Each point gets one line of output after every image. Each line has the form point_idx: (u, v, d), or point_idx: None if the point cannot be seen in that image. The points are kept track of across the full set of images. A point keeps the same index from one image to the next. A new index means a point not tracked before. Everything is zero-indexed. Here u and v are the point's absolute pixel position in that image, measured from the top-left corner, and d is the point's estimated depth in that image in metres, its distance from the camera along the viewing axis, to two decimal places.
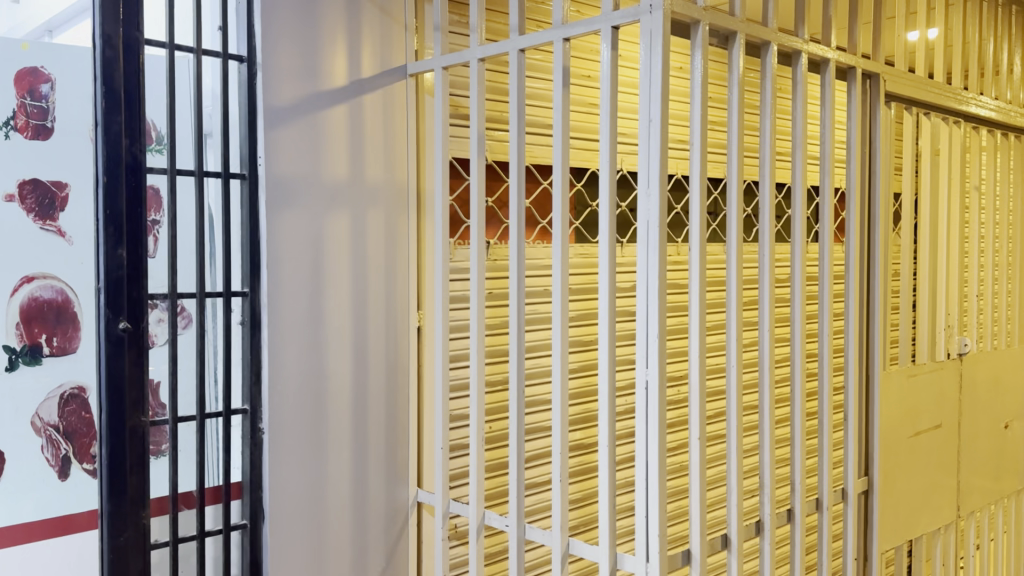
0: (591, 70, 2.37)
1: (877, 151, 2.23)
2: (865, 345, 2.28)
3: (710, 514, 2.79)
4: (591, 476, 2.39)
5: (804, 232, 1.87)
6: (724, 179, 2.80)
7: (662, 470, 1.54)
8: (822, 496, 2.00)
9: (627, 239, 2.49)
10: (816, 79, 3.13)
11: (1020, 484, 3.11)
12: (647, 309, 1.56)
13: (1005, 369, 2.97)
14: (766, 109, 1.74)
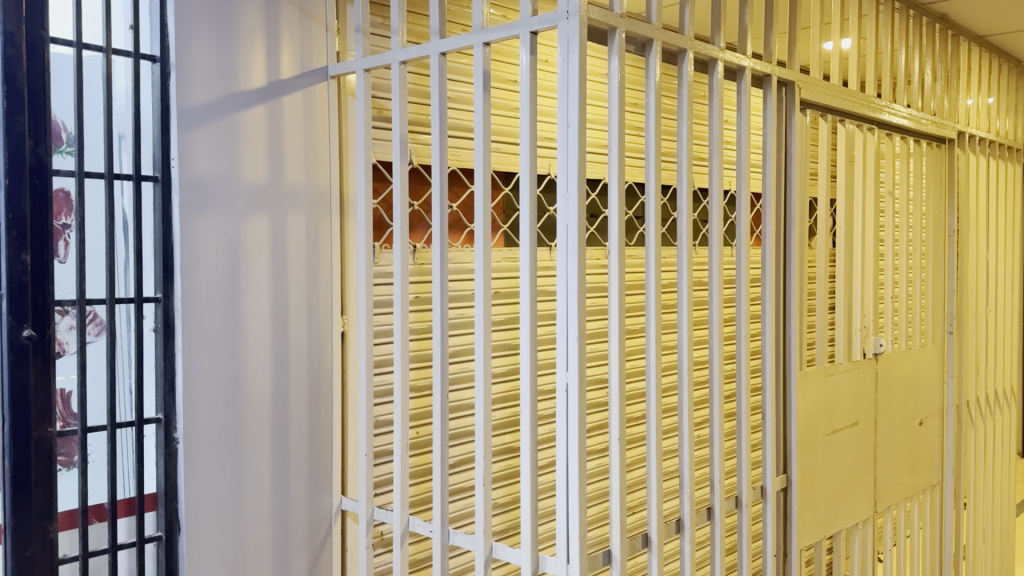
0: (513, 75, 2.38)
1: (793, 157, 2.29)
2: (783, 346, 2.33)
3: (631, 517, 2.82)
4: (516, 480, 2.40)
5: (721, 235, 1.91)
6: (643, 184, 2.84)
7: (582, 472, 1.55)
8: (741, 495, 2.04)
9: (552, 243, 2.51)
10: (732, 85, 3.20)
11: (935, 478, 3.22)
12: (566, 313, 1.57)
13: (919, 368, 3.07)
14: (683, 116, 1.77)
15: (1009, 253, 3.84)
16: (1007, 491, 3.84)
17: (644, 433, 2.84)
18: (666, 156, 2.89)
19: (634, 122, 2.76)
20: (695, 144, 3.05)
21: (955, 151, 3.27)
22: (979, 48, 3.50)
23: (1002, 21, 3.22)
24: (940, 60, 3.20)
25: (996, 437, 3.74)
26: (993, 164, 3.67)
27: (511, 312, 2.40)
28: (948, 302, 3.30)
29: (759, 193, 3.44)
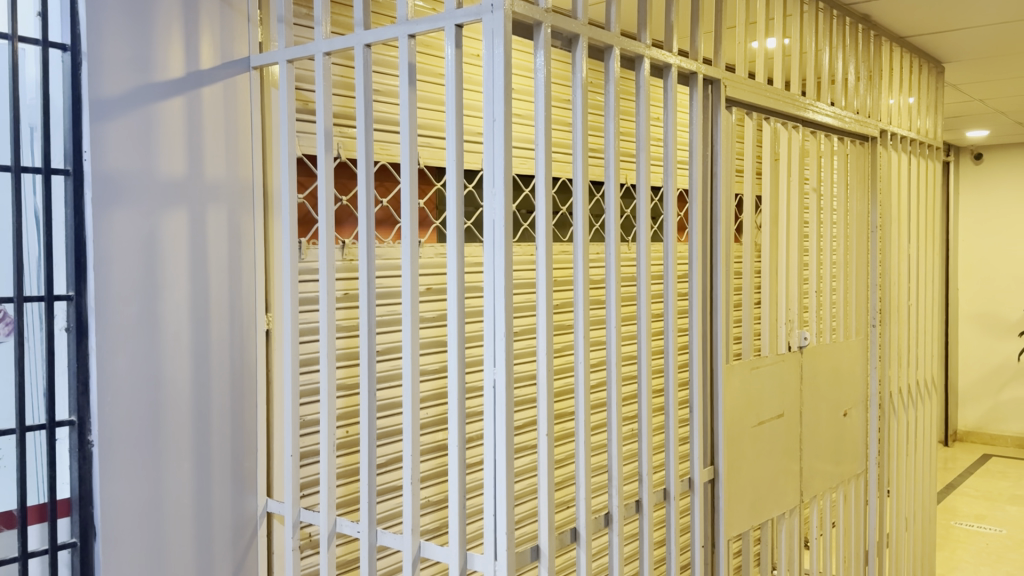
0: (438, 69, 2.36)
1: (719, 154, 2.32)
2: (710, 341, 2.36)
3: (559, 514, 2.83)
4: (443, 479, 2.38)
5: (649, 231, 1.93)
6: (570, 179, 2.84)
7: (509, 469, 1.54)
8: (669, 487, 2.06)
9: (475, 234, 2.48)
10: (658, 82, 3.22)
11: (859, 467, 3.31)
12: (494, 310, 1.55)
13: (843, 360, 3.15)
14: (609, 112, 1.78)
15: (929, 247, 3.96)
16: (928, 478, 3.97)
17: (572, 429, 2.84)
18: (593, 152, 2.90)
19: (560, 117, 2.76)
20: (622, 141, 3.07)
21: (877, 149, 3.35)
22: (899, 48, 3.60)
23: (921, 23, 3.32)
24: (863, 61, 3.28)
25: (918, 427, 3.86)
26: (914, 161, 3.78)
27: (440, 309, 2.37)
28: (871, 295, 3.39)
29: (684, 189, 3.47)
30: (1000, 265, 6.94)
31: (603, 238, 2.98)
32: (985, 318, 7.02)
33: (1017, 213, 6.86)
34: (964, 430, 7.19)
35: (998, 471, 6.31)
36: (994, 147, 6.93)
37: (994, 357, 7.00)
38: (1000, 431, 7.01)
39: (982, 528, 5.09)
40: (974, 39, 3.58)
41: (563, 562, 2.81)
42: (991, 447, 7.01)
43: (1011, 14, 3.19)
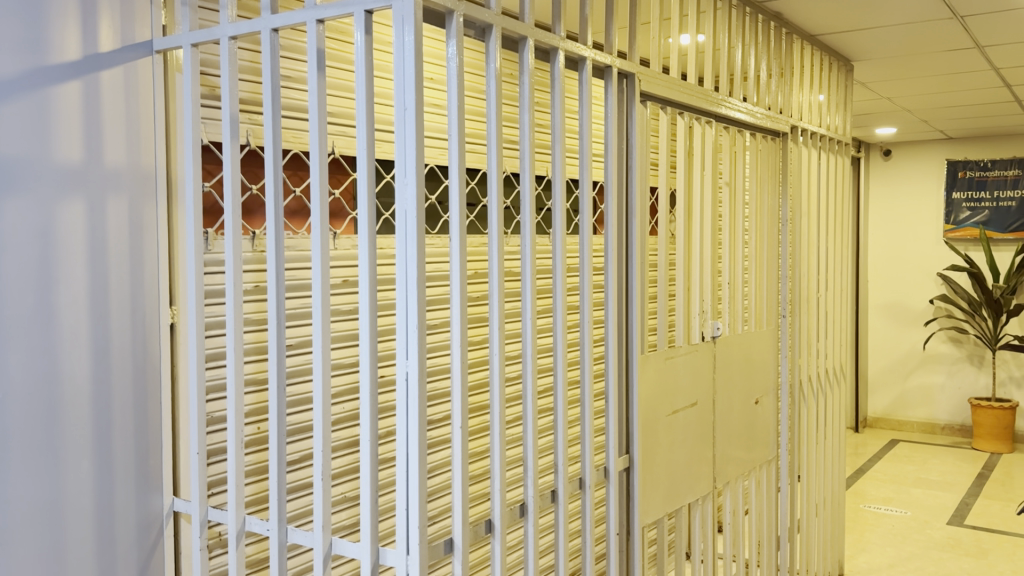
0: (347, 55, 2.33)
1: (634, 148, 2.34)
2: (625, 333, 2.38)
3: (473, 509, 2.82)
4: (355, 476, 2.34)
5: (564, 224, 1.93)
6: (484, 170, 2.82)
7: (422, 466, 1.52)
8: (585, 476, 2.07)
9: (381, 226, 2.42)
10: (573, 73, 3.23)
11: (770, 453, 3.40)
12: (405, 303, 1.52)
13: (755, 349, 3.23)
14: (524, 103, 1.77)
15: (838, 240, 4.09)
16: (836, 464, 4.11)
17: (486, 423, 2.83)
18: (508, 145, 2.89)
19: (474, 107, 2.75)
20: (537, 133, 3.07)
21: (788, 145, 3.45)
22: (810, 46, 3.70)
23: (830, 22, 3.42)
24: (774, 58, 3.36)
25: (827, 413, 3.99)
26: (823, 156, 3.89)
27: (352, 302, 2.34)
28: (781, 287, 3.49)
29: (600, 182, 3.49)
30: (907, 258, 7.23)
31: (518, 231, 2.97)
32: (892, 309, 7.30)
33: (922, 207, 7.15)
34: (874, 417, 7.47)
35: (904, 456, 6.58)
36: (902, 144, 7.20)
37: (901, 346, 7.29)
38: (908, 417, 7.30)
39: (889, 511, 5.30)
40: (880, 39, 3.70)
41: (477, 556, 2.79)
42: (899, 432, 7.30)
43: (914, 15, 3.31)
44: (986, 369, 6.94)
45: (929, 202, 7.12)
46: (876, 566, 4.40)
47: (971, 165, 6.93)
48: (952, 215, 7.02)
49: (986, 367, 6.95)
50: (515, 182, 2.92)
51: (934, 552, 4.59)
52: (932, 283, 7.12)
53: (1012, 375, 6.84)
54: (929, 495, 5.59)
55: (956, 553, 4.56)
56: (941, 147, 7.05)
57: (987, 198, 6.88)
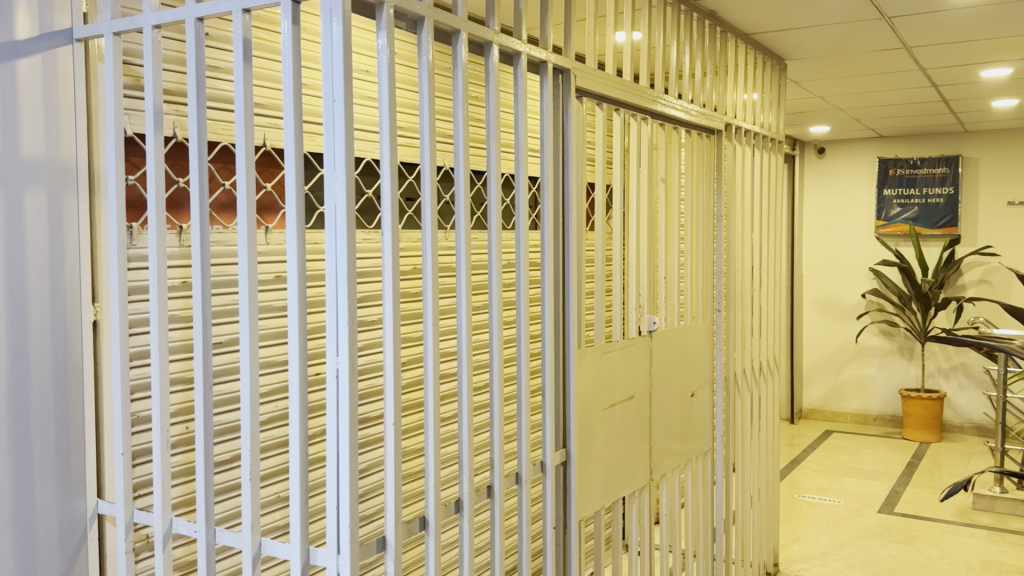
0: (274, 44, 2.30)
1: (569, 143, 2.35)
2: (562, 327, 2.39)
3: (406, 507, 2.80)
4: (284, 476, 2.31)
5: (500, 219, 1.92)
6: (417, 164, 2.81)
7: (353, 467, 1.50)
8: (522, 471, 2.07)
9: (312, 222, 2.41)
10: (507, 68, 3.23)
11: (705, 445, 3.45)
12: (336, 299, 1.50)
13: (690, 342, 3.28)
14: (458, 98, 1.75)
15: (771, 236, 4.17)
16: (771, 455, 4.19)
17: (421, 421, 2.82)
18: (442, 139, 2.88)
19: (405, 100, 2.74)
20: (472, 128, 3.06)
21: (723, 142, 3.50)
22: (744, 45, 3.76)
23: (763, 21, 3.48)
24: (709, 56, 3.41)
25: (761, 405, 4.07)
26: (756, 152, 3.96)
27: (279, 299, 2.30)
28: (716, 282, 3.54)
29: (535, 178, 3.50)
30: (840, 253, 7.41)
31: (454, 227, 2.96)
32: (826, 303, 7.49)
33: (853, 204, 7.34)
34: (809, 408, 7.65)
35: (836, 446, 6.75)
36: (836, 142, 7.38)
37: (835, 339, 7.48)
38: (841, 408, 7.50)
39: (822, 500, 5.43)
40: (812, 39, 3.78)
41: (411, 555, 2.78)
42: (833, 423, 7.49)
43: (844, 16, 3.39)
44: (915, 361, 7.15)
45: (860, 199, 7.31)
46: (809, 555, 4.51)
47: (901, 162, 7.11)
48: (882, 211, 7.20)
49: (916, 359, 7.16)
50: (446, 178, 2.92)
51: (865, 539, 4.72)
52: (863, 277, 7.31)
53: (940, 366, 7.05)
54: (860, 484, 5.75)
55: (886, 540, 4.70)
56: (873, 145, 7.24)
57: (916, 195, 7.01)
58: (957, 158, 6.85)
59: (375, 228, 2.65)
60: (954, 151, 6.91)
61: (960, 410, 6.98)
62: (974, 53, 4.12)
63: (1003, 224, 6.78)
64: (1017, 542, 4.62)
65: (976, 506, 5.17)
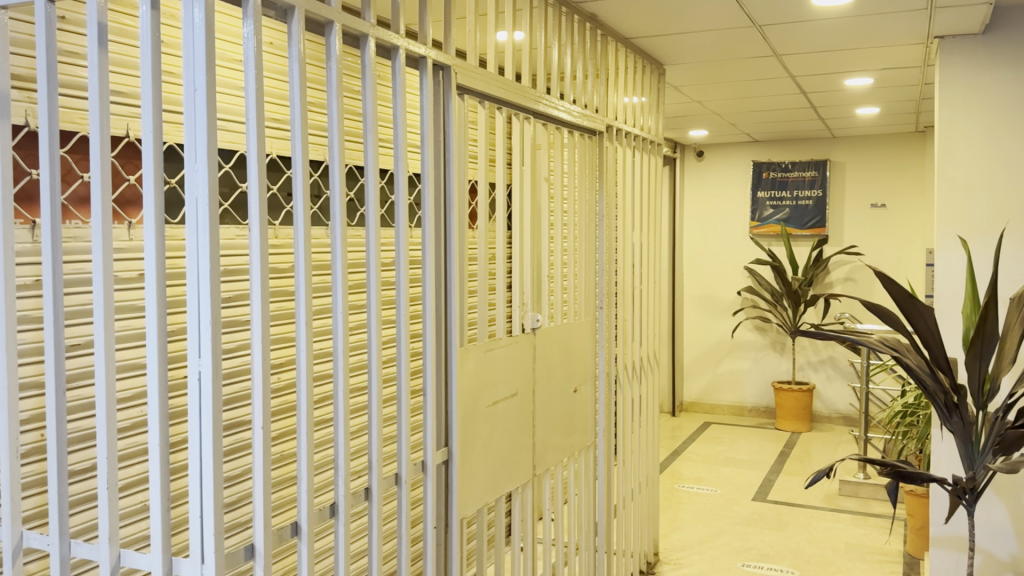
0: (132, 28, 2.20)
1: (450, 139, 2.32)
2: (444, 326, 2.37)
3: (277, 514, 2.71)
4: (143, 486, 2.22)
5: (378, 216, 1.88)
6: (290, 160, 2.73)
7: (218, 476, 1.45)
8: (400, 470, 2.03)
9: (177, 220, 2.31)
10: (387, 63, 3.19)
11: (588, 439, 3.51)
12: (199, 298, 1.43)
13: (572, 339, 3.32)
14: (332, 90, 1.71)
15: (652, 235, 4.27)
16: (651, 449, 4.30)
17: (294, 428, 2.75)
18: (315, 132, 2.80)
19: (276, 91, 2.67)
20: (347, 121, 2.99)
21: (604, 143, 3.57)
22: (624, 49, 3.82)
23: (642, 26, 3.56)
24: (590, 59, 3.46)
25: (642, 400, 4.16)
26: (637, 154, 4.05)
27: (140, 299, 2.20)
28: (598, 279, 3.61)
29: (415, 174, 3.46)
30: (717, 252, 7.70)
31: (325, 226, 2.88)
32: (704, 300, 7.77)
33: (729, 205, 7.63)
34: (688, 401, 7.91)
35: (714, 437, 6.99)
36: (713, 145, 7.65)
37: (712, 334, 7.76)
38: (719, 401, 7.78)
39: (700, 490, 5.62)
40: (688, 44, 3.89)
41: (284, 563, 2.69)
42: (712, 415, 7.77)
43: (718, 23, 3.50)
44: (787, 355, 7.49)
45: (736, 200, 7.60)
46: (687, 543, 4.65)
47: (774, 166, 7.41)
48: (756, 213, 7.50)
49: (787, 353, 7.50)
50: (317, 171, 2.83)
51: (740, 527, 4.91)
52: (738, 275, 7.61)
53: (809, 360, 7.40)
54: (736, 473, 5.98)
55: (759, 527, 4.90)
56: (748, 149, 7.53)
57: (787, 197, 7.35)
58: (826, 162, 7.21)
59: (245, 222, 2.56)
60: (823, 155, 7.27)
61: (828, 401, 7.36)
62: (839, 62, 4.34)
63: (867, 226, 7.19)
64: (879, 524, 4.91)
65: (842, 492, 5.46)
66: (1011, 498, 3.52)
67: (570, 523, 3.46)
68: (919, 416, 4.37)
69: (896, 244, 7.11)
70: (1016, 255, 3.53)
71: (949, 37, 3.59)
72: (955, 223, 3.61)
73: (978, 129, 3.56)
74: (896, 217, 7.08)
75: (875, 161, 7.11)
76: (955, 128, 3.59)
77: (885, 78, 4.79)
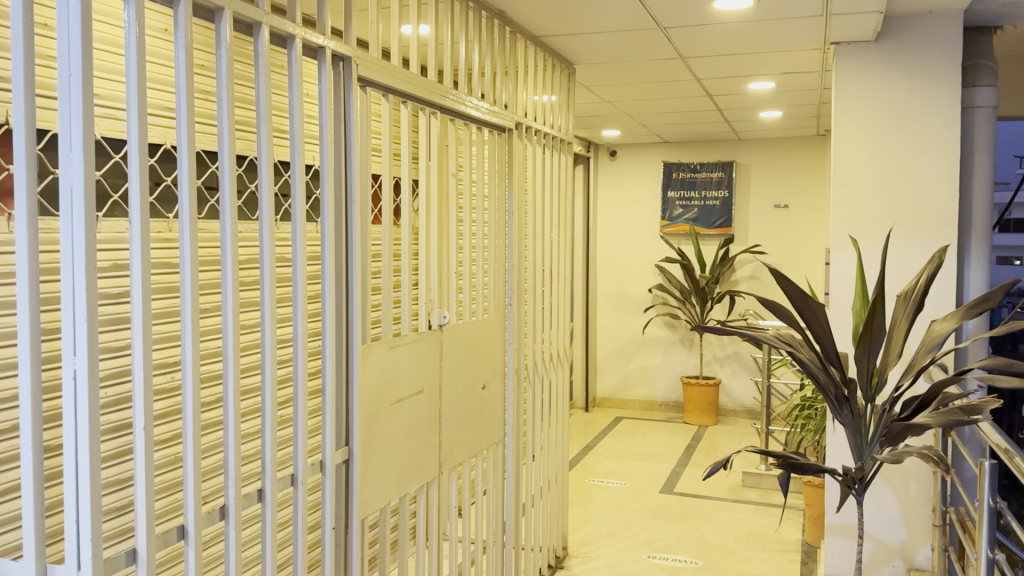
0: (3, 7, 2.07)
1: (352, 133, 2.27)
2: (346, 323, 2.31)
3: (162, 524, 2.49)
4: (17, 494, 2.12)
5: (273, 208, 1.82)
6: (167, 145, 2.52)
7: (95, 481, 1.41)
8: (297, 471, 1.97)
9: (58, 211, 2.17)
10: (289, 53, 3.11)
11: (496, 436, 3.50)
12: (74, 294, 1.38)
13: (480, 336, 3.30)
14: (222, 77, 1.68)
15: (563, 232, 4.28)
16: (561, 445, 4.31)
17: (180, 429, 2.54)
18: (202, 120, 2.62)
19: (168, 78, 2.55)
20: (236, 107, 2.79)
21: (513, 140, 3.55)
22: (534, 47, 3.82)
23: (551, 24, 3.56)
24: (498, 56, 3.44)
25: (552, 397, 4.17)
26: (547, 152, 4.06)
27: (13, 294, 2.10)
28: (508, 277, 3.60)
29: (316, 165, 3.32)
30: (629, 250, 7.82)
31: (213, 215, 2.65)
32: (616, 297, 7.88)
33: (641, 204, 7.76)
34: (601, 396, 8.01)
35: (625, 432, 7.10)
36: (625, 145, 7.76)
37: (624, 331, 7.88)
38: (631, 396, 7.91)
39: (610, 483, 5.69)
40: (595, 44, 3.93)
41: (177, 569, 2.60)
42: (623, 410, 7.88)
43: (624, 24, 3.55)
44: (694, 351, 7.67)
45: (647, 199, 7.73)
46: (596, 537, 4.69)
47: (683, 166, 7.56)
48: (666, 212, 7.64)
49: (695, 349, 7.67)
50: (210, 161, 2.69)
51: (647, 519, 4.99)
52: (649, 273, 7.75)
53: (716, 355, 7.60)
54: (645, 467, 6.08)
55: (666, 519, 4.99)
56: (658, 149, 7.66)
57: (696, 197, 7.52)
58: (732, 164, 7.40)
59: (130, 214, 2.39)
60: (729, 157, 7.46)
61: (733, 395, 7.56)
62: (742, 65, 4.44)
63: (769, 226, 7.41)
64: (779, 514, 5.06)
65: (745, 483, 5.61)
66: (900, 487, 3.68)
67: (478, 522, 3.45)
68: (817, 409, 4.53)
69: (797, 243, 7.35)
70: (904, 254, 3.69)
71: (844, 44, 3.72)
72: (848, 223, 3.75)
73: (869, 133, 3.71)
74: (797, 217, 7.31)
75: (778, 163, 7.34)
76: (849, 132, 3.73)
77: (786, 83, 4.94)
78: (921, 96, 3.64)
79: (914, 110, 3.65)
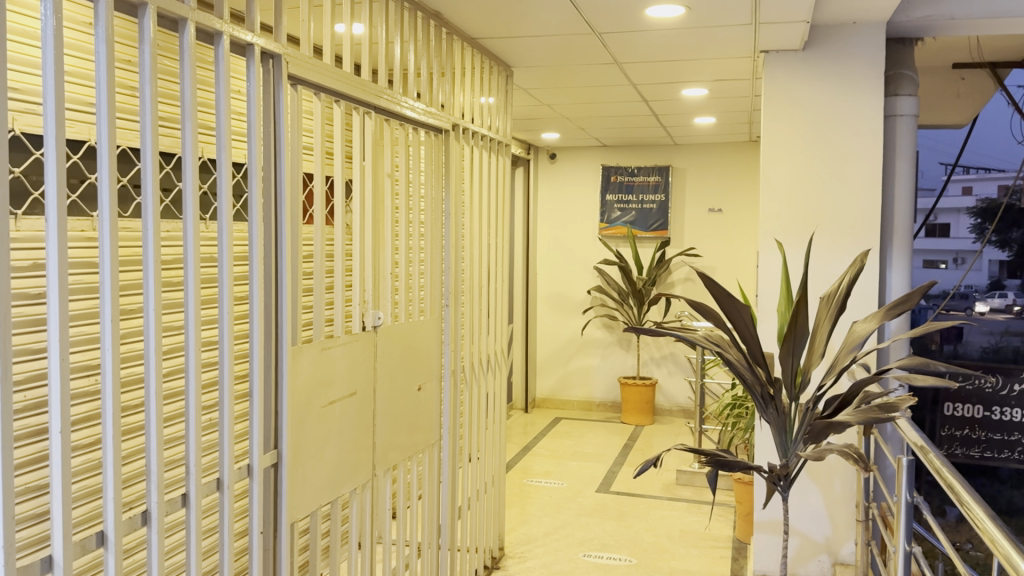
0: None
1: (282, 132, 2.24)
2: (275, 325, 2.28)
3: (80, 532, 2.41)
4: None
5: (197, 208, 1.79)
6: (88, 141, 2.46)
7: (9, 488, 1.37)
8: (223, 475, 1.93)
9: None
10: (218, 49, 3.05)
11: (431, 437, 3.49)
12: None
13: (416, 337, 3.29)
14: (145, 74, 1.64)
15: (501, 234, 4.29)
16: (498, 446, 4.32)
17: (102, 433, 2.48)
18: (123, 115, 2.56)
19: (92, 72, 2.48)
20: (161, 103, 2.72)
21: (450, 142, 3.55)
22: (471, 48, 3.82)
23: (488, 27, 3.57)
24: (434, 57, 3.44)
25: (489, 398, 4.18)
26: (485, 154, 4.06)
27: None
28: (444, 278, 3.59)
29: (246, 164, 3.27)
30: (567, 252, 7.88)
31: (136, 213, 2.59)
32: (555, 299, 7.93)
33: (579, 206, 7.83)
34: (540, 397, 8.05)
35: (564, 432, 7.15)
36: (564, 148, 7.82)
37: (562, 332, 7.94)
38: (569, 397, 7.97)
39: (548, 483, 5.73)
40: (532, 47, 3.95)
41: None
42: (562, 411, 7.94)
43: (560, 28, 3.58)
44: (631, 352, 7.76)
45: (585, 202, 7.80)
46: (532, 536, 4.72)
47: (620, 170, 7.66)
48: (604, 215, 7.72)
49: (632, 350, 7.77)
50: (134, 158, 2.63)
51: (583, 518, 5.04)
52: (587, 275, 7.82)
53: (652, 356, 7.70)
54: (582, 466, 6.13)
55: (601, 518, 5.04)
56: (596, 153, 7.74)
57: (633, 200, 7.62)
58: (668, 168, 7.52)
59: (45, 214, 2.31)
60: (665, 161, 7.58)
61: (668, 395, 7.67)
62: (674, 71, 4.51)
63: (703, 228, 7.55)
64: (712, 511, 5.16)
65: (679, 481, 5.71)
66: (826, 484, 3.79)
67: (412, 525, 3.44)
68: (747, 408, 4.63)
69: (730, 246, 7.50)
70: (827, 257, 3.80)
71: (772, 52, 3.81)
72: (774, 227, 3.84)
73: (795, 139, 3.81)
74: (730, 220, 7.46)
75: (711, 167, 7.48)
76: (776, 137, 3.83)
77: (718, 89, 5.04)
78: (844, 103, 3.76)
79: (838, 117, 3.76)
